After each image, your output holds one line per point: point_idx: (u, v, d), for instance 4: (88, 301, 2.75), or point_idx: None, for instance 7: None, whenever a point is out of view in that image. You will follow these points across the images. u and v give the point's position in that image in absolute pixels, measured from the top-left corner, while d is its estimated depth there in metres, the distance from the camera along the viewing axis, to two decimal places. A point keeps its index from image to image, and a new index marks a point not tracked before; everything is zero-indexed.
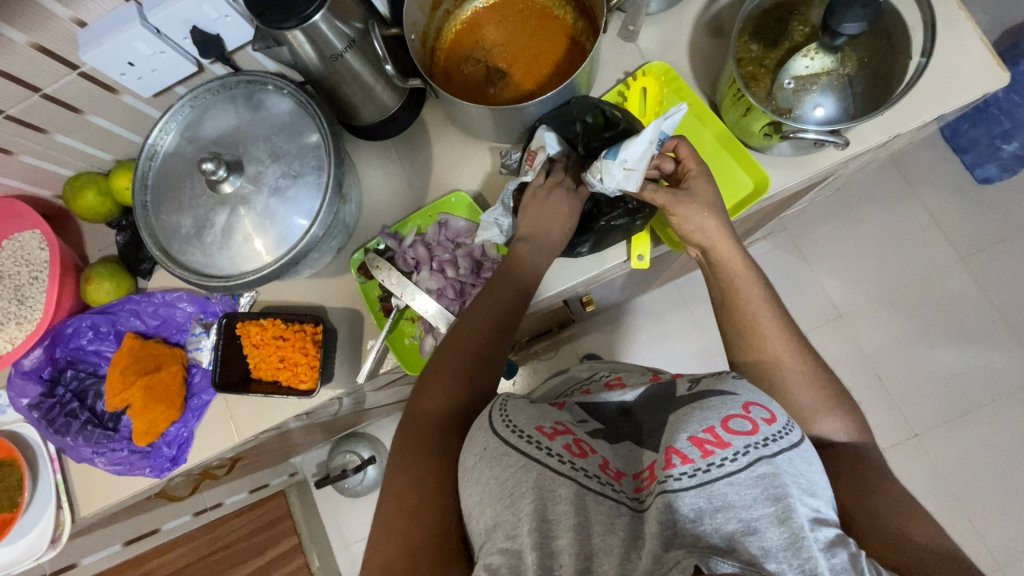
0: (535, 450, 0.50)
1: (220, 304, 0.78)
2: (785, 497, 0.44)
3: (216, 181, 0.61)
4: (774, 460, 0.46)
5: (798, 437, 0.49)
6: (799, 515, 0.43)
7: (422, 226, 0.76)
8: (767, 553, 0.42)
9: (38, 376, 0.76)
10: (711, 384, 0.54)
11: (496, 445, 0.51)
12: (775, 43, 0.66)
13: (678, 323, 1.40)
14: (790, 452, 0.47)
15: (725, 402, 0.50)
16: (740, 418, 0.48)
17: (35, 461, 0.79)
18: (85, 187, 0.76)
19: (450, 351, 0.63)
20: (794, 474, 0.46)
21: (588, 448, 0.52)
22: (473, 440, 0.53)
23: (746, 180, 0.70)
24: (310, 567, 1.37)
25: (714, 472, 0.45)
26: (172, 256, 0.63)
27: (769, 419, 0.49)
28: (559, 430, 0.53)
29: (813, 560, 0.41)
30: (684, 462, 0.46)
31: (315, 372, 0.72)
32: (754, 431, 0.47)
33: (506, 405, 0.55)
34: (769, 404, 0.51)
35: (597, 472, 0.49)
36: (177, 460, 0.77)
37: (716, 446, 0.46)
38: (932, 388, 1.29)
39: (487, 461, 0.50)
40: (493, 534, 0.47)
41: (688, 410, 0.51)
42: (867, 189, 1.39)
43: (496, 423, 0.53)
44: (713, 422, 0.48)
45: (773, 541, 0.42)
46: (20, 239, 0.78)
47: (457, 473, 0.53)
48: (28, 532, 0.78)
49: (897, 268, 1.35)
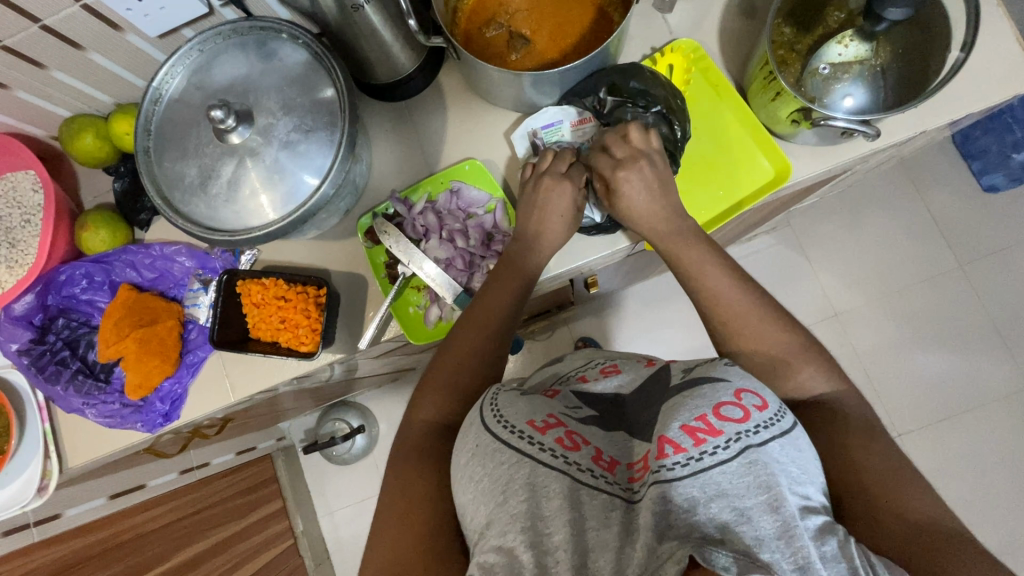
0: (527, 446, 0.49)
1: (221, 261, 0.76)
2: (775, 487, 0.45)
3: (223, 131, 0.58)
4: (766, 448, 0.46)
5: (790, 424, 0.49)
6: (790, 503, 0.44)
7: (432, 192, 0.73)
8: (760, 543, 0.42)
9: (28, 322, 0.74)
10: (703, 371, 0.54)
11: (488, 442, 0.51)
12: (809, 28, 0.64)
13: (674, 311, 1.41)
14: (780, 439, 0.47)
15: (716, 388, 0.51)
16: (732, 405, 0.49)
17: (23, 409, 0.77)
18: (83, 130, 0.73)
19: (444, 366, 0.64)
20: (785, 463, 0.46)
21: (580, 440, 0.52)
22: (464, 437, 0.53)
23: (768, 168, 0.69)
24: (293, 530, 1.41)
25: (707, 461, 0.46)
26: (175, 206, 0.61)
27: (760, 406, 0.49)
28: (551, 423, 0.52)
29: (805, 549, 0.42)
30: (676, 452, 0.46)
31: (316, 335, 0.70)
32: (745, 418, 0.48)
33: (497, 400, 0.55)
34: (760, 391, 0.51)
35: (590, 466, 0.49)
36: (169, 416, 0.76)
37: (707, 435, 0.47)
38: (920, 389, 1.31)
39: (479, 459, 0.50)
40: (500, 511, 0.47)
41: (681, 399, 0.51)
42: (875, 191, 1.38)
43: (489, 421, 0.52)
44: (704, 411, 0.49)
45: (765, 531, 0.43)
46: (11, 179, 0.75)
47: (451, 471, 0.53)
48: (14, 480, 0.76)
49: (895, 270, 1.35)
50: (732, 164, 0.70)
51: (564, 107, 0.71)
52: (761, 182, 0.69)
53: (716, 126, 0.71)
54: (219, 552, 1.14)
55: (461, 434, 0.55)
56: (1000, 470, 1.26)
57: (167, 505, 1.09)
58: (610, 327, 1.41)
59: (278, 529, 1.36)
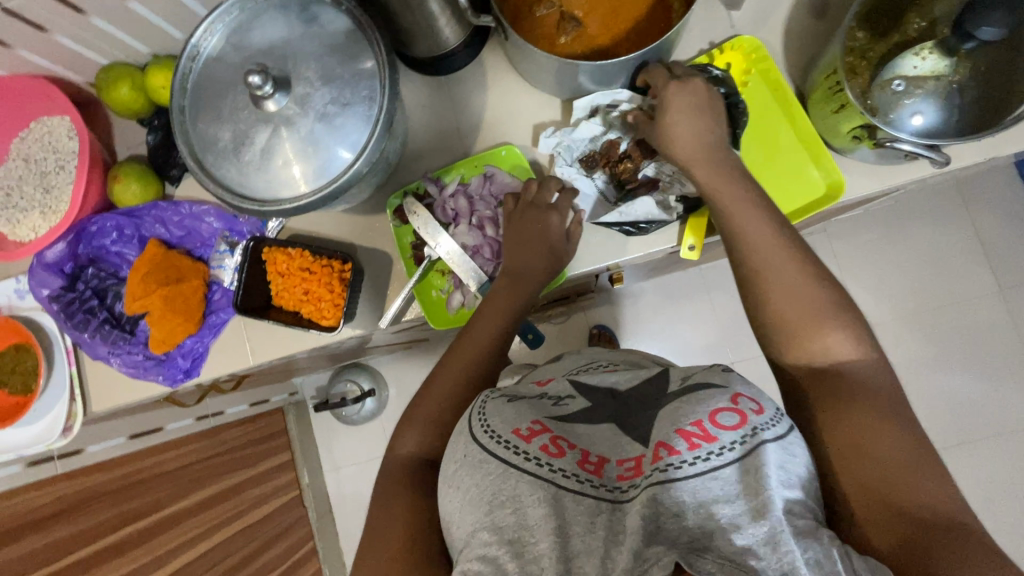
0: (512, 456, 0.49)
1: (248, 225, 0.76)
2: (765, 492, 0.44)
3: (260, 98, 0.56)
4: (760, 453, 0.46)
5: (786, 428, 0.48)
6: (777, 506, 0.43)
7: (466, 174, 0.72)
8: (749, 548, 0.42)
9: (59, 269, 0.75)
10: (704, 377, 0.54)
11: (476, 454, 0.50)
12: (885, 34, 0.59)
13: (695, 308, 1.38)
14: (775, 443, 0.46)
15: (714, 394, 0.51)
16: (729, 410, 0.48)
17: (50, 349, 0.79)
18: (119, 79, 0.72)
19: (430, 399, 0.64)
20: (779, 464, 0.45)
21: (566, 445, 0.51)
22: (452, 448, 0.54)
23: (820, 182, 0.65)
24: (300, 482, 1.46)
25: (700, 465, 0.46)
26: (206, 169, 0.60)
27: (757, 410, 0.49)
28: (537, 430, 0.51)
29: (790, 555, 0.41)
30: (670, 454, 0.47)
31: (338, 310, 0.70)
32: (741, 423, 0.47)
33: (485, 408, 0.55)
34: (758, 396, 0.50)
35: (575, 471, 0.49)
36: (190, 373, 0.77)
37: (702, 440, 0.47)
38: (937, 411, 1.28)
39: (467, 470, 0.50)
40: (488, 515, 0.47)
41: (677, 404, 0.52)
42: (920, 204, 1.32)
43: (476, 430, 0.52)
44: (701, 416, 0.49)
45: (752, 536, 0.43)
46: (49, 124, 0.75)
47: (440, 480, 0.53)
48: (40, 419, 0.79)
49: (930, 289, 1.30)
50: (785, 175, 0.66)
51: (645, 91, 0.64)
52: (813, 197, 0.66)
53: (770, 133, 0.66)
54: (229, 497, 1.19)
55: (450, 445, 0.55)
56: (1015, 498, 1.24)
57: (184, 448, 1.12)
58: (628, 318, 1.39)
59: (286, 480, 1.41)
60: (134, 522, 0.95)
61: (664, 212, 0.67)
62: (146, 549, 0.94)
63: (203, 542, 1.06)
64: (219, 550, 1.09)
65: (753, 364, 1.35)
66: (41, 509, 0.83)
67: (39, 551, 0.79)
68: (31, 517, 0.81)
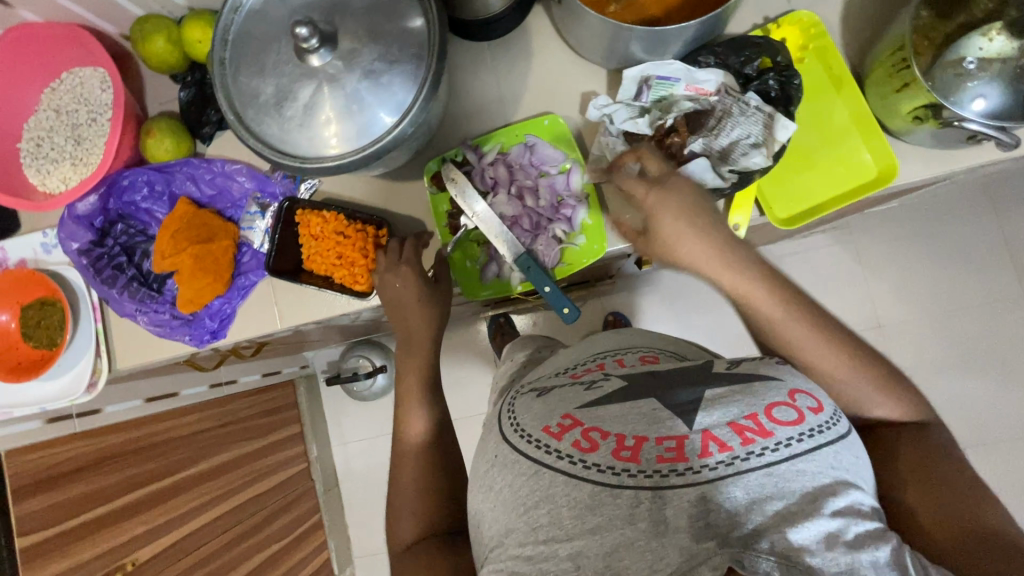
0: (544, 456, 0.49)
1: (281, 186, 0.74)
2: (824, 494, 0.43)
3: (305, 52, 0.55)
4: (820, 453, 0.45)
5: (845, 428, 0.48)
6: (839, 509, 0.43)
7: (506, 144, 0.71)
8: (804, 545, 0.41)
9: (89, 223, 0.75)
10: (753, 369, 0.53)
11: (507, 454, 0.52)
12: (951, 14, 0.58)
13: (713, 299, 1.37)
14: (836, 444, 0.46)
15: (770, 388, 0.49)
16: (786, 406, 0.47)
17: (76, 303, 0.78)
18: (155, 32, 0.70)
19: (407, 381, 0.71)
20: (839, 467, 0.45)
21: (599, 436, 0.49)
22: (486, 446, 0.56)
23: (871, 167, 0.64)
24: (308, 454, 1.47)
25: (755, 461, 0.44)
26: (246, 124, 0.59)
27: (815, 408, 0.48)
28: (567, 426, 0.51)
29: (851, 557, 0.41)
30: (721, 450, 0.45)
31: (372, 275, 0.69)
32: (799, 420, 0.46)
33: (514, 408, 0.57)
34: (815, 393, 0.49)
35: (611, 463, 0.47)
36: (217, 334, 0.76)
37: (757, 435, 0.45)
38: (953, 413, 1.26)
39: (499, 468, 0.52)
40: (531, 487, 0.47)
41: (730, 392, 0.50)
42: (950, 203, 1.29)
43: (508, 432, 0.54)
44: (756, 409, 0.47)
45: (810, 533, 0.41)
46: (81, 75, 0.74)
47: (470, 480, 0.56)
48: (65, 372, 0.78)
49: (952, 290, 1.29)
50: (835, 158, 0.65)
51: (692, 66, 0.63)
52: (863, 182, 0.64)
53: (821, 113, 0.65)
54: (240, 465, 1.19)
55: (483, 444, 0.57)
56: None
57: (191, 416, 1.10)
58: (645, 306, 1.38)
59: (294, 452, 1.41)
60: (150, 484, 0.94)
61: (714, 184, 0.63)
62: (161, 511, 0.95)
63: (211, 511, 1.07)
64: (225, 519, 1.11)
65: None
66: (59, 466, 0.80)
67: (56, 507, 0.77)
68: (51, 472, 0.79)
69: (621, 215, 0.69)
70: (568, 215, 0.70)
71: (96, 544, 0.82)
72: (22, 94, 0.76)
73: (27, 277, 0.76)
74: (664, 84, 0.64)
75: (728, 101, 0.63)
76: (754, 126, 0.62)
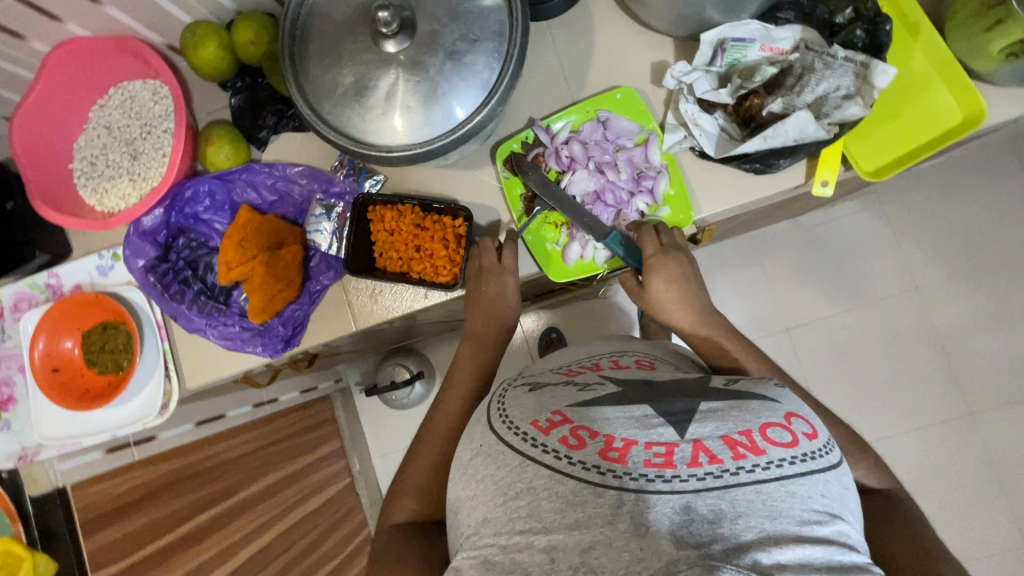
0: (529, 449, 0.45)
1: (344, 186, 0.77)
2: (808, 523, 0.38)
3: (383, 36, 0.54)
4: (813, 481, 0.40)
5: (838, 458, 0.43)
6: (820, 542, 0.38)
7: (576, 121, 0.73)
8: (781, 567, 0.36)
9: (154, 239, 0.79)
10: (749, 387, 0.48)
11: (493, 444, 0.48)
12: None
13: (734, 281, 1.21)
14: (828, 473, 0.41)
15: (766, 408, 0.45)
16: (780, 428, 0.43)
17: (141, 327, 0.82)
18: (207, 38, 0.72)
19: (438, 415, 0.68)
20: (821, 494, 0.40)
21: (588, 434, 0.45)
22: (471, 436, 0.51)
23: (956, 109, 0.66)
24: (350, 470, 1.37)
25: (743, 476, 0.39)
26: (324, 117, 0.58)
27: (809, 435, 0.43)
28: (557, 422, 0.47)
29: None
30: (710, 462, 0.40)
31: (453, 267, 0.73)
32: (793, 444, 0.42)
33: (504, 399, 0.53)
34: (811, 419, 0.45)
35: (598, 463, 0.42)
36: (290, 341, 0.77)
37: (749, 451, 0.41)
38: (1003, 376, 1.12)
39: (483, 459, 0.48)
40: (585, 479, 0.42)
41: (724, 407, 0.45)
42: (986, 157, 1.16)
43: (496, 422, 0.50)
44: (750, 425, 0.43)
45: (792, 556, 0.37)
46: (131, 89, 0.79)
47: (453, 468, 0.51)
48: (135, 397, 0.82)
49: (989, 241, 1.15)
50: (918, 104, 0.67)
51: (769, 25, 0.65)
52: (948, 125, 0.66)
53: (901, 61, 0.67)
54: (288, 485, 1.13)
55: (467, 433, 0.53)
56: None
57: (242, 437, 1.04)
58: None
59: (339, 467, 1.33)
60: (204, 511, 0.90)
61: (819, 133, 0.64)
62: (221, 536, 0.91)
63: (281, 523, 1.05)
64: (287, 539, 1.05)
65: (812, 329, 1.18)
66: (121, 497, 0.79)
67: (122, 542, 0.76)
68: (114, 506, 0.78)
69: (700, 182, 0.71)
70: (650, 185, 0.71)
71: (173, 568, 0.81)
72: (69, 115, 0.80)
73: (87, 300, 0.80)
74: (743, 48, 0.66)
75: (808, 57, 0.65)
76: (844, 77, 0.64)
